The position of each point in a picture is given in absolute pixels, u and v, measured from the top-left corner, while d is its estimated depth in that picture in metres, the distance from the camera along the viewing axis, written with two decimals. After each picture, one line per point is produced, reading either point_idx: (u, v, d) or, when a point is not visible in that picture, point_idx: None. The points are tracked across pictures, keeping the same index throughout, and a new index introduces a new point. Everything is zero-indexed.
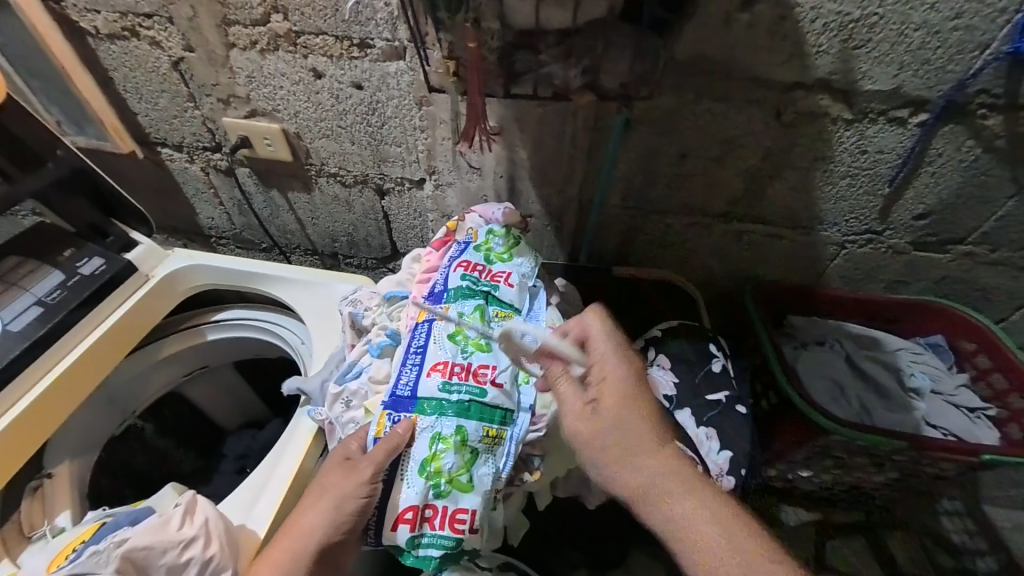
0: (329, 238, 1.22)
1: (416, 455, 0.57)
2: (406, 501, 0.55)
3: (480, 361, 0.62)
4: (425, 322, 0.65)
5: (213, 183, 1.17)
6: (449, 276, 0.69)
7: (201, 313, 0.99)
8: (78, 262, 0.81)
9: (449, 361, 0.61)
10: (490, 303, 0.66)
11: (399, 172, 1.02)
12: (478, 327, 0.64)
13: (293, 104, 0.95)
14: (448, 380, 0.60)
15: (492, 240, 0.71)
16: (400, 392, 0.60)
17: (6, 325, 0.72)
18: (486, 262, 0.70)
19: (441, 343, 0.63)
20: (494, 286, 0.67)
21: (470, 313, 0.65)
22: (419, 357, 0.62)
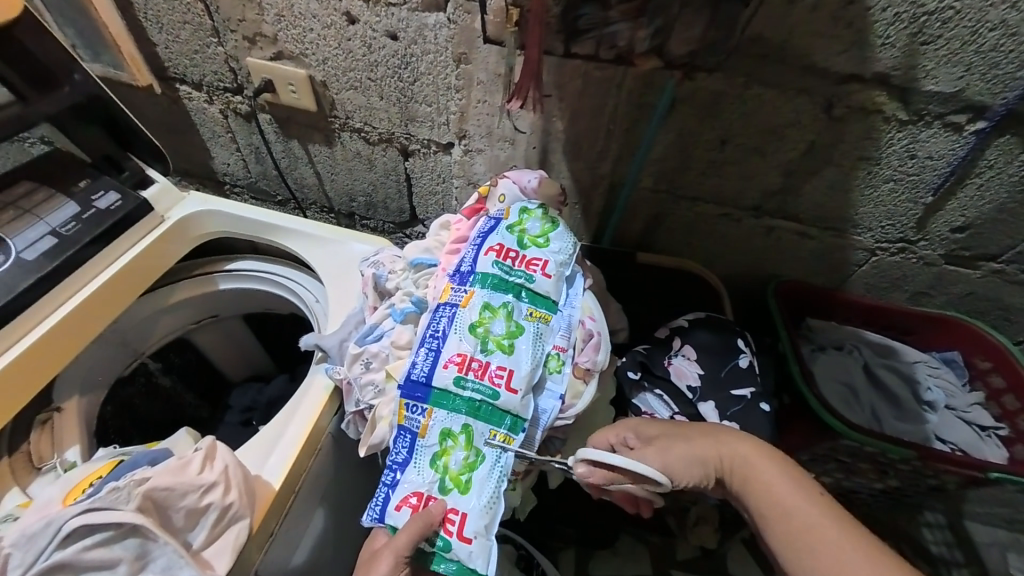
0: (346, 196, 1.19)
1: (425, 447, 0.57)
2: (412, 483, 0.57)
3: (497, 362, 0.58)
4: (448, 304, 0.62)
5: (231, 127, 1.13)
6: (478, 259, 0.64)
7: (212, 261, 0.97)
8: (93, 195, 0.78)
9: (467, 355, 0.58)
10: (522, 297, 0.62)
11: (426, 133, 0.98)
12: (503, 324, 0.60)
13: (322, 50, 0.90)
14: (463, 375, 0.58)
15: (526, 221, 0.67)
16: (414, 377, 0.59)
17: (19, 252, 0.69)
18: (519, 246, 0.65)
19: (462, 334, 0.60)
20: (529, 277, 0.63)
21: (496, 307, 0.61)
22: (436, 344, 0.60)
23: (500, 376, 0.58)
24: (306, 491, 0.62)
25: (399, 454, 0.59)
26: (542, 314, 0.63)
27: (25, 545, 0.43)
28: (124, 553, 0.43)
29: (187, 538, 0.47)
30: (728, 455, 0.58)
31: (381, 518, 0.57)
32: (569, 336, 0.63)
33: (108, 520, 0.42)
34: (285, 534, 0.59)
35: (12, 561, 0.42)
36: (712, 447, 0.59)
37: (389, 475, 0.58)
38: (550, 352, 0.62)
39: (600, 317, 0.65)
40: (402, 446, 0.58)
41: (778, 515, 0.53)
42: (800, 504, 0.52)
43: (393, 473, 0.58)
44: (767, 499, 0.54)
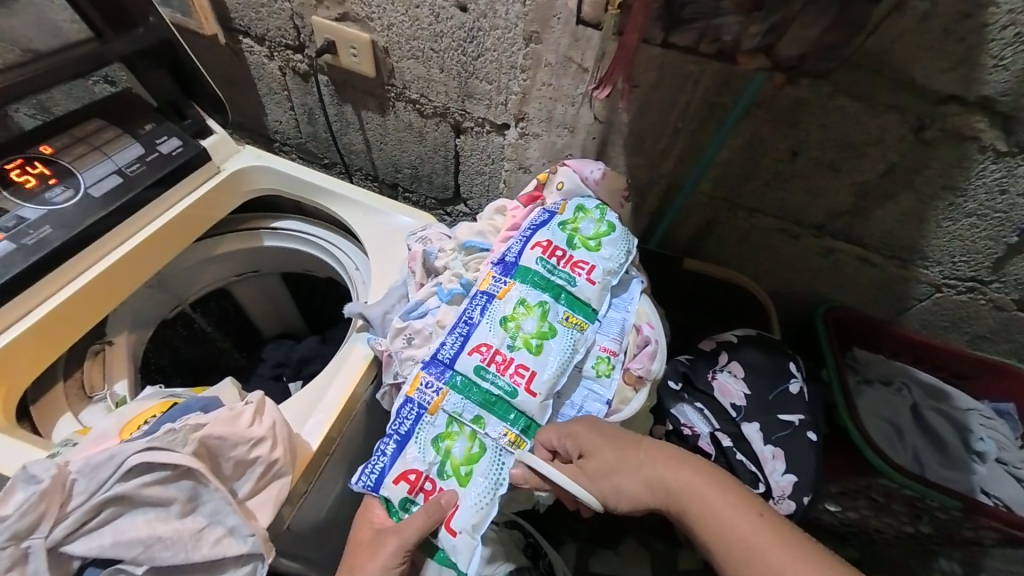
0: (392, 167, 1.19)
1: (430, 428, 0.57)
2: (412, 460, 0.56)
3: (522, 359, 0.57)
4: (485, 293, 0.61)
5: (288, 85, 1.12)
6: (523, 252, 0.62)
7: (259, 217, 0.99)
8: (157, 138, 0.80)
9: (493, 346, 0.58)
10: (560, 300, 0.60)
11: (482, 112, 0.96)
12: (534, 322, 0.59)
13: (388, 15, 0.89)
14: (486, 366, 0.57)
15: (580, 220, 0.64)
16: (440, 357, 0.59)
17: (87, 188, 0.71)
18: (568, 245, 0.62)
19: (492, 325, 0.58)
20: (571, 279, 0.61)
21: (532, 305, 0.59)
22: (466, 329, 0.59)
23: (523, 374, 0.57)
24: (338, 454, 0.64)
25: (402, 425, 0.58)
26: (579, 321, 0.59)
27: (86, 475, 0.45)
28: (178, 493, 0.45)
29: (234, 487, 0.48)
30: (672, 487, 0.53)
31: (377, 489, 0.56)
32: (621, 340, 0.61)
33: (167, 461, 0.44)
34: (317, 492, 0.61)
35: (77, 486, 0.44)
36: (651, 476, 0.54)
37: (389, 446, 0.57)
38: (599, 353, 0.60)
39: (658, 324, 0.63)
40: (407, 417, 0.57)
41: (732, 546, 0.48)
42: (742, 526, 0.49)
43: (393, 443, 0.57)
44: (711, 525, 0.50)
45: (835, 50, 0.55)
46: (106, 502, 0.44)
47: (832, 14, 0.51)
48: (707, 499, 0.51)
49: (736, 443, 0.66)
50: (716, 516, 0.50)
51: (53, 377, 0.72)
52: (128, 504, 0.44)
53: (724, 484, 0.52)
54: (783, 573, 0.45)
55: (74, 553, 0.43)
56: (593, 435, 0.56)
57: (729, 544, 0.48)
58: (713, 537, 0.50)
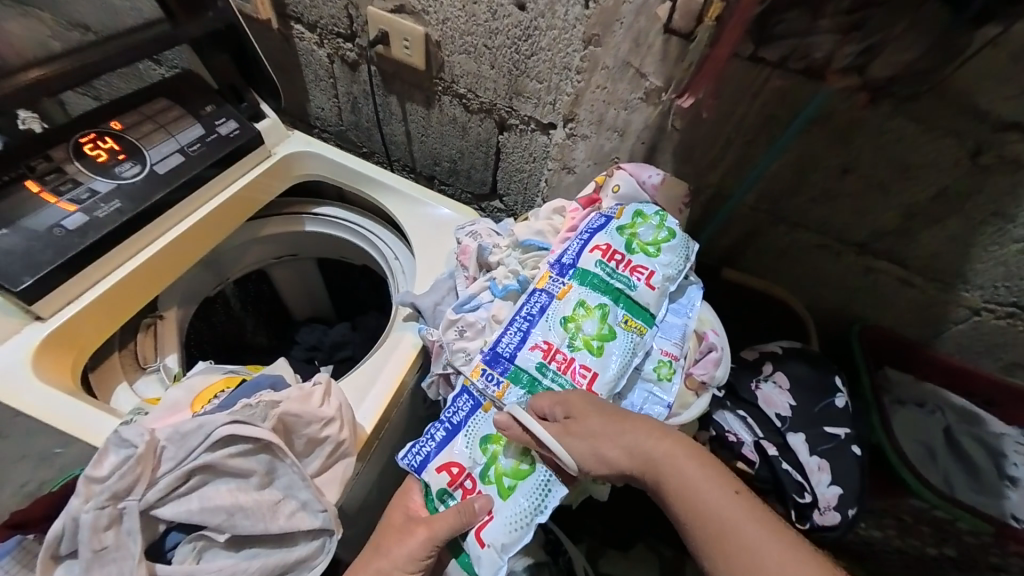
0: (432, 159, 1.21)
1: (482, 426, 0.58)
2: (457, 454, 0.57)
3: (582, 360, 0.52)
4: (544, 294, 0.58)
5: (335, 73, 1.13)
6: (581, 254, 0.59)
7: (301, 202, 1.02)
8: (217, 120, 0.81)
9: (553, 345, 0.53)
10: (619, 303, 0.55)
11: (530, 110, 0.98)
12: (594, 324, 0.55)
13: (445, 10, 0.89)
14: (547, 362, 0.52)
15: (639, 225, 0.59)
16: (499, 351, 0.55)
17: (154, 165, 0.72)
18: (627, 249, 0.58)
19: (552, 325, 0.55)
20: (630, 283, 0.56)
21: (591, 306, 0.55)
22: (526, 325, 0.56)
23: (583, 373, 0.51)
24: (385, 438, 0.66)
25: (454, 415, 0.59)
26: (638, 325, 0.54)
27: (174, 442, 0.47)
28: (258, 466, 0.47)
29: (304, 463, 0.50)
30: (651, 458, 0.50)
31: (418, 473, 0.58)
32: (682, 344, 0.54)
33: (249, 434, 0.46)
34: (367, 472, 0.63)
35: (166, 452, 0.46)
36: (632, 445, 0.51)
37: (439, 434, 0.59)
38: (660, 356, 0.53)
39: (722, 332, 0.58)
40: (462, 408, 0.59)
41: (709, 528, 0.45)
42: (722, 504, 0.46)
43: (444, 430, 0.59)
44: (687, 500, 0.47)
45: (914, 74, 0.55)
46: (193, 470, 0.46)
47: (918, 38, 0.50)
48: (685, 474, 0.48)
49: (781, 453, 0.67)
50: (693, 487, 0.47)
51: (109, 347, 0.75)
52: (213, 472, 0.47)
53: (706, 460, 0.49)
54: (761, 559, 0.42)
55: (164, 516, 0.46)
56: (582, 398, 0.52)
57: (705, 522, 0.46)
58: (689, 514, 0.47)
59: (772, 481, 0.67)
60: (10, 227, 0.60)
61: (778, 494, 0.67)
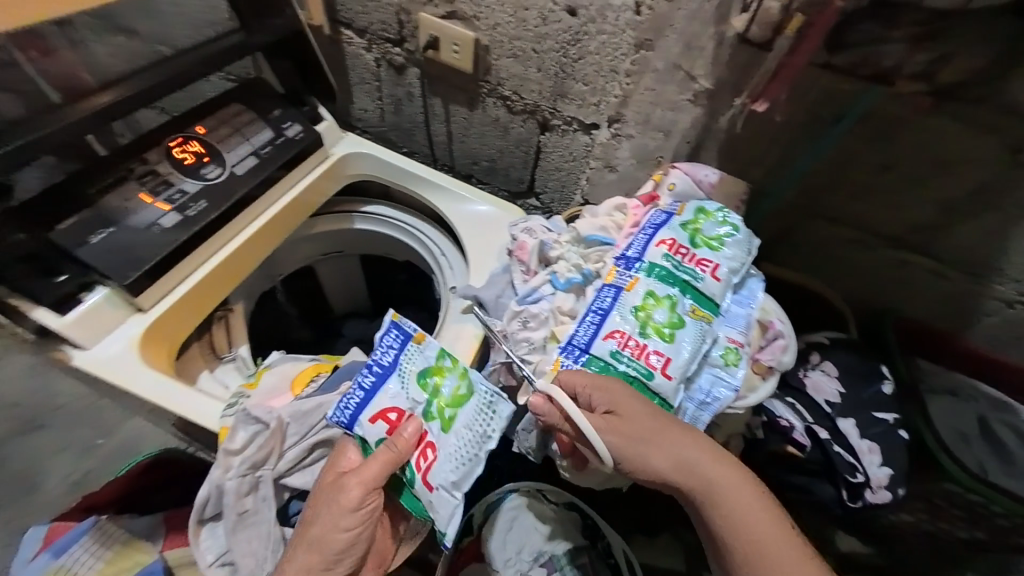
0: (471, 159, 1.25)
1: (417, 363, 0.65)
2: (393, 398, 0.63)
3: (655, 346, 0.56)
4: (613, 287, 0.61)
5: (380, 76, 1.18)
6: (647, 248, 0.62)
7: (349, 201, 1.08)
8: (284, 123, 0.85)
9: (626, 333, 0.57)
10: (687, 294, 0.58)
11: (573, 111, 1.01)
12: (664, 313, 0.57)
13: (496, 15, 0.93)
14: (621, 350, 0.56)
15: (701, 221, 0.63)
16: (574, 341, 0.59)
17: (233, 167, 0.76)
18: (691, 244, 0.61)
19: (624, 315, 0.58)
20: (696, 275, 0.59)
21: (660, 296, 0.58)
22: (598, 318, 0.59)
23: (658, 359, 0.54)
24: None
25: (384, 358, 0.65)
26: (706, 315, 0.58)
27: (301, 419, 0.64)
28: None
29: None
30: (682, 458, 0.53)
31: (350, 428, 0.61)
32: (747, 333, 0.58)
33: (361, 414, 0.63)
34: None
35: (292, 429, 0.64)
36: (675, 451, 0.53)
37: (370, 378, 0.63)
38: (727, 344, 0.57)
39: (785, 320, 0.59)
40: (391, 348, 0.65)
41: (734, 522, 0.53)
42: (743, 501, 0.54)
43: (371, 377, 0.63)
44: (717, 501, 0.54)
45: None
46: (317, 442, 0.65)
47: None
48: (719, 479, 0.53)
49: (832, 437, 0.71)
50: (708, 480, 0.54)
51: (188, 338, 0.79)
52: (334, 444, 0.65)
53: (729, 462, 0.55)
54: (770, 546, 0.52)
55: (292, 483, 0.65)
56: (625, 395, 0.54)
57: (730, 519, 0.53)
58: (715, 511, 0.54)
59: (824, 462, 0.70)
60: (117, 225, 0.64)
61: (829, 475, 0.71)
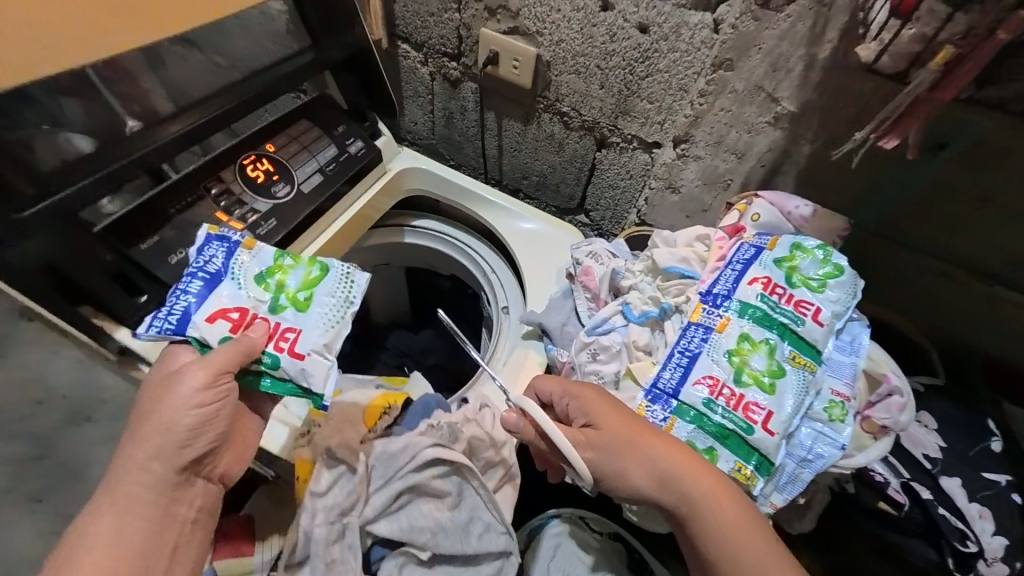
0: (521, 173, 1.22)
1: (257, 265, 0.62)
2: (230, 299, 0.59)
3: (754, 397, 0.52)
4: (699, 325, 0.58)
5: (434, 89, 1.17)
6: (739, 286, 0.58)
7: (401, 214, 1.07)
8: (347, 139, 0.84)
9: (720, 380, 0.53)
10: (785, 339, 0.54)
11: (634, 129, 0.97)
12: (762, 360, 0.54)
13: (560, 31, 0.90)
14: (714, 398, 0.53)
15: (798, 257, 0.58)
16: (660, 386, 0.55)
17: (300, 185, 0.76)
18: (787, 283, 0.57)
19: (716, 359, 0.55)
20: (796, 318, 0.55)
21: (756, 340, 0.54)
22: (685, 361, 0.56)
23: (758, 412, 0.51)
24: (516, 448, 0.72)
25: (211, 264, 0.60)
26: (807, 363, 0.54)
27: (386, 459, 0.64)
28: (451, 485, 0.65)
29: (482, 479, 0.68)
30: (666, 479, 0.50)
31: (182, 330, 0.57)
32: (854, 386, 0.54)
33: (450, 456, 0.62)
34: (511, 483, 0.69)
35: (378, 472, 0.64)
36: (659, 471, 0.51)
37: (195, 285, 0.59)
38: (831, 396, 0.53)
39: (902, 374, 0.60)
40: (216, 255, 0.61)
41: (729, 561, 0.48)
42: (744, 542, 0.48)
43: (200, 281, 0.59)
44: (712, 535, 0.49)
45: None
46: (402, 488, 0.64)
47: None
48: (715, 512, 0.48)
49: (937, 497, 0.68)
50: (701, 511, 0.49)
51: None
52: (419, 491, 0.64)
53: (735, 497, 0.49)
54: None
55: (379, 530, 0.64)
56: (604, 406, 0.55)
57: (722, 555, 0.48)
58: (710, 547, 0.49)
59: (929, 524, 0.67)
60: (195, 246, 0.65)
61: (934, 537, 0.67)
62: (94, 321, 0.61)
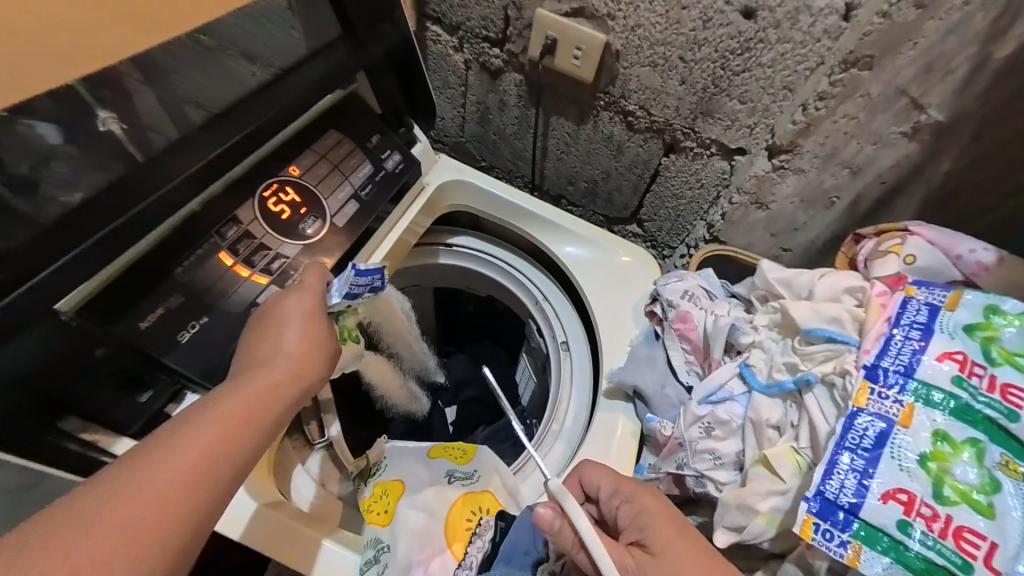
0: (566, 179, 1.05)
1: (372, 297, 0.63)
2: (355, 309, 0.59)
3: (968, 522, 0.41)
4: (869, 411, 0.47)
5: (468, 81, 1.00)
6: (922, 363, 0.47)
7: (436, 231, 0.90)
8: (383, 153, 0.68)
9: (916, 495, 0.42)
10: (996, 438, 0.43)
11: (716, 133, 0.80)
12: (970, 468, 0.43)
13: (640, 14, 0.72)
14: (910, 520, 0.42)
15: (1000, 328, 0.46)
16: (830, 497, 0.44)
17: (332, 216, 0.61)
18: (987, 361, 0.46)
19: (907, 465, 0.44)
20: (1009, 412, 0.44)
21: (958, 441, 0.44)
22: (863, 463, 0.45)
23: (976, 543, 0.40)
24: None
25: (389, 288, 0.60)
26: None
27: None
28: None
29: None
30: None
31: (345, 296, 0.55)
32: None
33: None
34: None
35: None
36: None
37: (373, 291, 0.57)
38: None
39: None
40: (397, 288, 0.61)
41: None
42: None
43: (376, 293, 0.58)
44: None
45: None
46: None
47: None
48: None
49: None
50: None
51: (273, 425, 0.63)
52: None
53: None
54: None
55: None
56: (660, 519, 0.47)
57: None
58: None
59: None
60: (211, 314, 0.51)
61: None
62: (83, 437, 0.47)
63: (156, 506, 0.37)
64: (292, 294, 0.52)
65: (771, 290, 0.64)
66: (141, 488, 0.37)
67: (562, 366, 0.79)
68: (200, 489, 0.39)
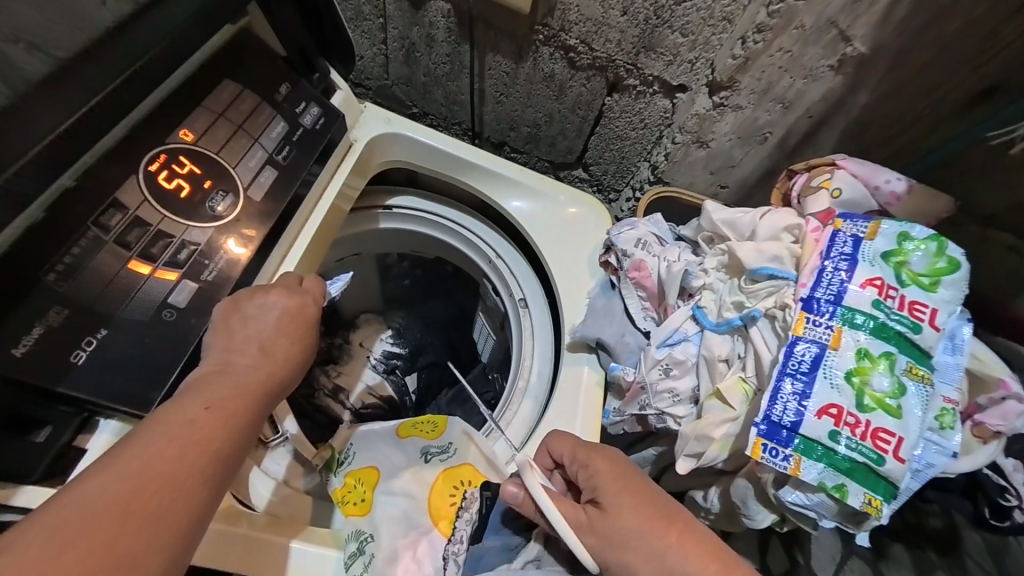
0: (507, 124, 0.99)
1: None
2: None
3: (880, 423, 0.48)
4: (806, 339, 0.51)
5: (386, 11, 0.86)
6: (849, 290, 0.52)
7: (373, 193, 0.82)
8: (297, 107, 0.57)
9: (843, 408, 0.49)
10: (903, 349, 0.50)
11: (659, 69, 0.77)
12: (884, 378, 0.50)
13: None
14: (839, 429, 0.48)
15: (911, 252, 0.52)
16: (775, 419, 0.49)
17: (246, 189, 0.52)
18: (899, 282, 0.52)
19: (836, 383, 0.49)
20: (914, 325, 0.51)
21: (876, 356, 0.50)
22: (801, 385, 0.50)
23: (887, 440, 0.48)
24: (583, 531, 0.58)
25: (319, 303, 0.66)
26: (924, 373, 0.50)
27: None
28: None
29: None
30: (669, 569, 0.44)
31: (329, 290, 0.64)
32: (959, 390, 0.53)
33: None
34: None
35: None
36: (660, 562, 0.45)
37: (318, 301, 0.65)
38: (942, 405, 0.52)
39: None
40: None
41: None
42: None
43: None
44: None
45: None
46: None
47: None
48: None
49: None
50: None
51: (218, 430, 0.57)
52: None
53: None
54: None
55: None
56: (608, 477, 0.49)
57: None
58: None
59: None
60: (110, 326, 0.43)
61: None
62: None
63: (163, 477, 0.36)
64: (282, 291, 0.51)
65: (717, 232, 0.67)
66: (141, 461, 0.36)
67: (522, 323, 0.79)
68: (200, 470, 0.38)
